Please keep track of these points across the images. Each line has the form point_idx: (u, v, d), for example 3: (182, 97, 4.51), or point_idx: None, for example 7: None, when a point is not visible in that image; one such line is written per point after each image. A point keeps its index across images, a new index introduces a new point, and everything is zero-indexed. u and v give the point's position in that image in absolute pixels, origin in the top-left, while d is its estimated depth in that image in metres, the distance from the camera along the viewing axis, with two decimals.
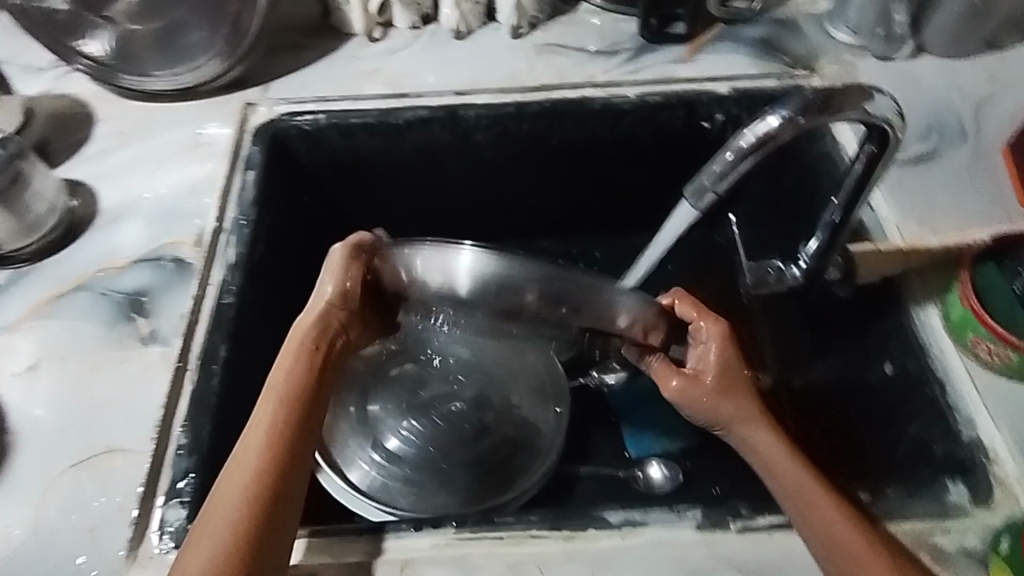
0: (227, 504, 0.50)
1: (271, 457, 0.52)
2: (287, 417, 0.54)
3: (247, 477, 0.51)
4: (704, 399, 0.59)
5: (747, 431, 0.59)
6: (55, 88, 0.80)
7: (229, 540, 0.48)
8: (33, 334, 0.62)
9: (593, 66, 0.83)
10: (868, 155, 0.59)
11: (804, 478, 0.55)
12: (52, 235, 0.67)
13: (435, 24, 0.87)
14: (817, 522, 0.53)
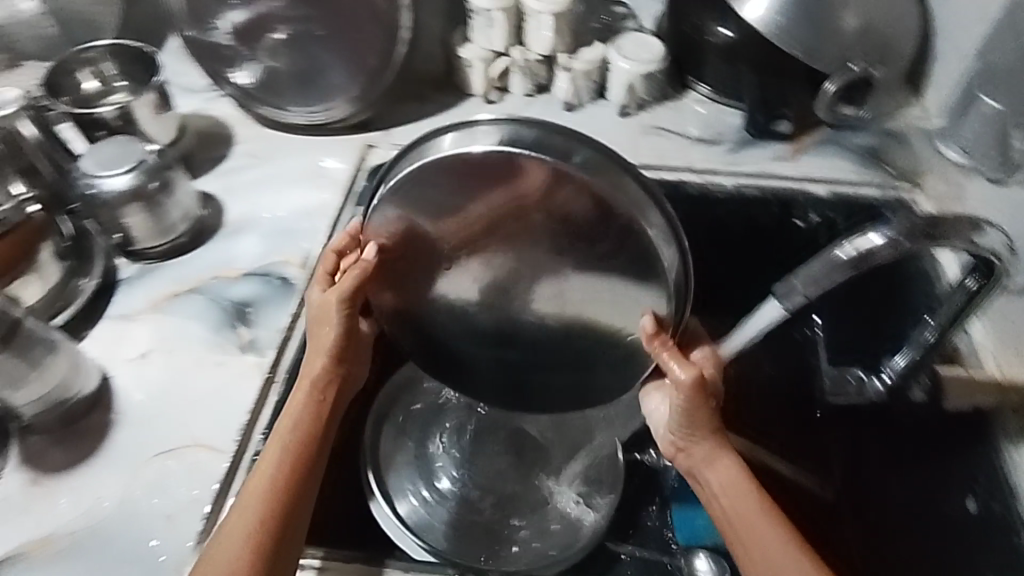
0: (247, 532, 0.53)
1: (290, 469, 0.57)
2: (317, 423, 0.60)
3: (261, 500, 0.54)
4: (682, 420, 0.60)
5: (717, 467, 0.59)
6: (205, 109, 0.89)
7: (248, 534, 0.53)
8: (148, 325, 0.68)
9: (693, 153, 0.86)
10: (971, 287, 0.58)
11: (774, 522, 0.56)
12: (181, 239, 0.74)
13: (549, 94, 0.92)
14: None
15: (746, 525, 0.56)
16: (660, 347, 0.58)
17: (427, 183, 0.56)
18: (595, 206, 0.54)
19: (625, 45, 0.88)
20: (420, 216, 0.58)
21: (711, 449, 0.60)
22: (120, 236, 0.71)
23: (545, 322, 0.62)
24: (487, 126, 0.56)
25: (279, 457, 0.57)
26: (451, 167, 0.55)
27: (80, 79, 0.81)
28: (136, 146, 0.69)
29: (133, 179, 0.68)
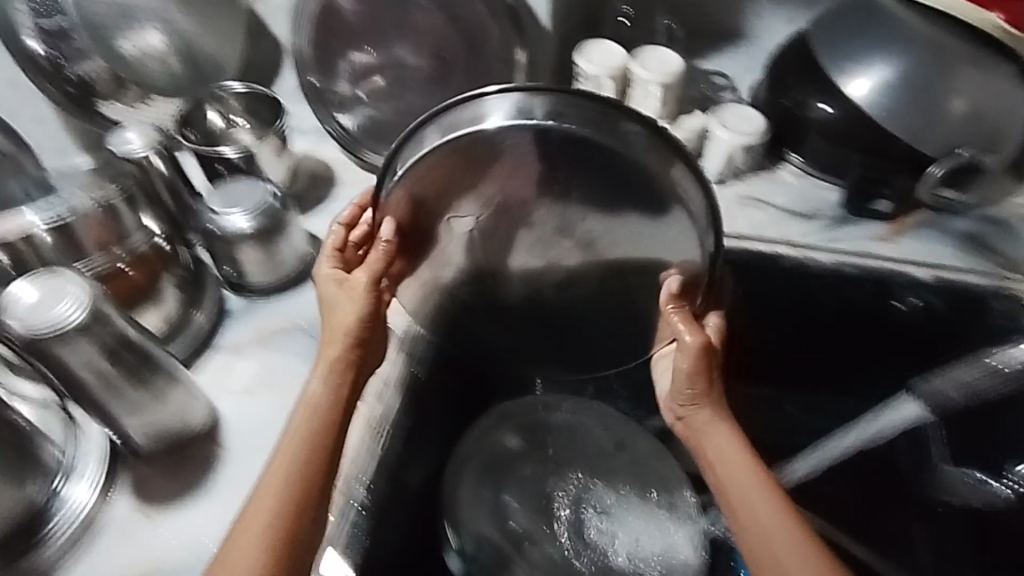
0: (269, 513, 0.54)
1: (312, 444, 0.58)
2: (335, 401, 0.61)
3: (283, 487, 0.55)
4: (683, 389, 0.64)
5: (714, 436, 0.63)
6: (313, 150, 0.93)
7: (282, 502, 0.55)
8: (256, 359, 0.70)
9: (791, 226, 0.85)
10: None
11: (764, 488, 0.59)
12: (288, 274, 0.75)
13: None
14: (772, 538, 0.56)
15: (737, 491, 0.59)
16: (674, 311, 0.65)
17: (441, 161, 0.61)
18: (617, 163, 0.60)
19: (726, 114, 0.89)
20: (443, 187, 0.63)
21: (707, 418, 0.64)
22: (233, 269, 0.73)
23: (570, 275, 0.70)
24: (496, 96, 0.60)
25: (301, 441, 0.58)
26: (465, 143, 0.60)
27: (207, 114, 0.84)
28: (261, 188, 0.71)
29: (248, 222, 0.69)
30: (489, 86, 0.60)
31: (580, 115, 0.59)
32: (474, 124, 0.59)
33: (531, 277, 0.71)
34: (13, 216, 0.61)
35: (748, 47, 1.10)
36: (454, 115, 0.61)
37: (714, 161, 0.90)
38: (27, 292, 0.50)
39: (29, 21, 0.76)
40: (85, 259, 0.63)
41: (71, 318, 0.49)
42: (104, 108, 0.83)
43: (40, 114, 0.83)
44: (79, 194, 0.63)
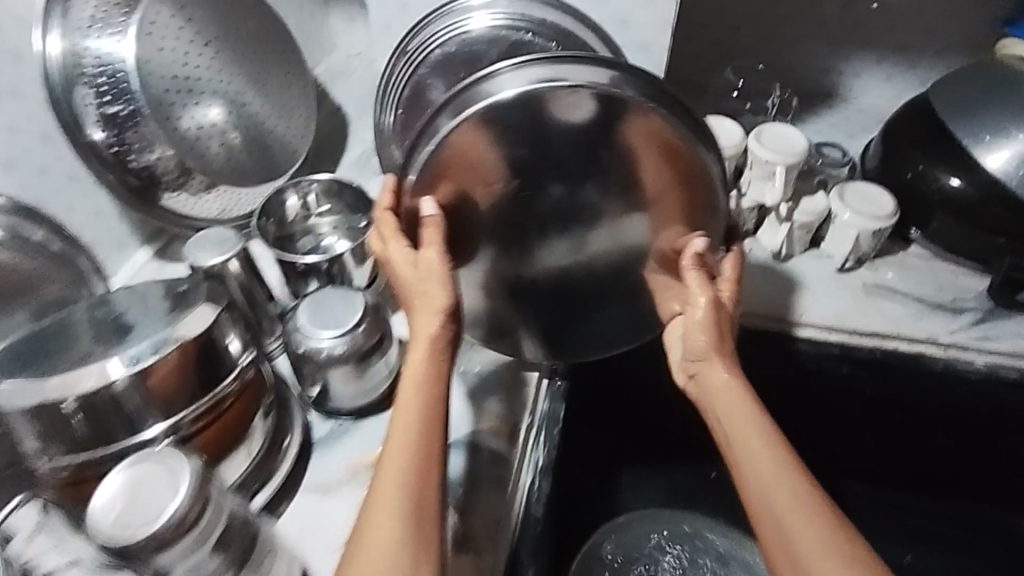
0: (393, 501, 0.44)
1: (424, 430, 0.48)
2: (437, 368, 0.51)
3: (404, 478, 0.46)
4: (695, 342, 0.56)
5: (725, 392, 0.53)
6: None
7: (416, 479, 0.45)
8: (354, 500, 0.61)
9: (935, 321, 0.76)
10: None
11: (774, 445, 0.48)
12: (383, 394, 0.67)
13: (753, 239, 0.83)
14: (776, 497, 0.45)
15: (743, 448, 0.49)
16: (694, 269, 0.57)
17: (461, 145, 0.54)
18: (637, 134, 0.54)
19: (852, 195, 0.80)
20: (471, 168, 0.55)
21: (719, 373, 0.54)
22: (315, 393, 0.65)
23: (601, 248, 0.59)
24: (511, 70, 0.53)
25: (411, 427, 0.48)
26: (484, 120, 0.53)
27: (283, 202, 0.75)
28: (356, 300, 0.62)
29: (337, 344, 0.60)
30: (501, 64, 0.55)
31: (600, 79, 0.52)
32: (490, 96, 0.52)
33: (572, 270, 0.61)
34: (98, 365, 0.49)
35: (847, 110, 1.02)
36: (463, 94, 0.54)
37: (837, 247, 0.81)
38: (112, 484, 0.44)
39: (93, 108, 0.66)
40: (179, 411, 0.53)
41: (169, 511, 0.42)
42: (168, 200, 0.75)
43: (100, 207, 0.75)
44: (178, 339, 0.52)
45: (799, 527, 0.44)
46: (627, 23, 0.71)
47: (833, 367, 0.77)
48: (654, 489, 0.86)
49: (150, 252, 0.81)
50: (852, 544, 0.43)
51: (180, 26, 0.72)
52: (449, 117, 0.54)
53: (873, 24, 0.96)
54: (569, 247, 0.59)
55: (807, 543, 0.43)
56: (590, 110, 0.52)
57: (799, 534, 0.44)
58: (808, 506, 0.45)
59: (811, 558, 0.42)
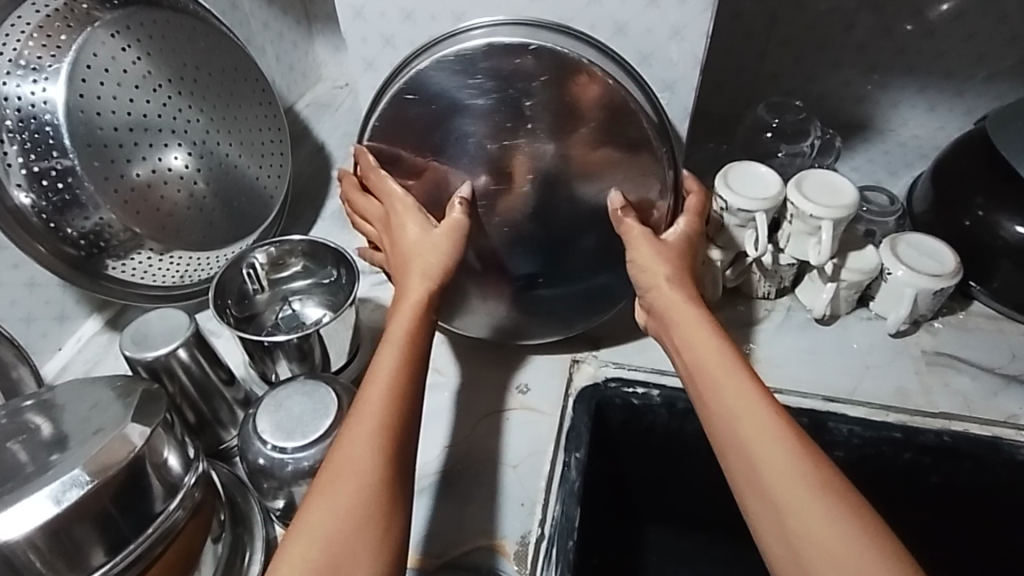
0: (356, 461, 0.44)
1: (395, 384, 0.48)
2: (418, 318, 0.51)
3: (373, 426, 0.45)
4: (651, 272, 0.55)
5: (689, 323, 0.51)
6: (373, 297, 0.74)
7: (383, 413, 0.46)
8: None
9: (1009, 399, 0.65)
10: None
11: (742, 375, 0.47)
12: None
13: (790, 296, 0.74)
14: (744, 433, 0.45)
15: (710, 380, 0.48)
16: (628, 219, 0.57)
17: (422, 93, 0.57)
18: (598, 88, 0.56)
19: (906, 249, 0.69)
20: (438, 119, 0.57)
21: (683, 304, 0.52)
22: (279, 506, 0.53)
23: (548, 205, 0.59)
24: (481, 30, 0.57)
25: (386, 381, 0.47)
26: (448, 68, 0.56)
27: (243, 272, 0.65)
28: (326, 396, 0.52)
29: (306, 457, 0.50)
30: (473, 25, 0.58)
31: (561, 41, 0.56)
32: (454, 50, 0.56)
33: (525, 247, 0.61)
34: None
35: (885, 143, 0.92)
36: (433, 55, 0.57)
37: (890, 309, 0.70)
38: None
39: (17, 167, 0.57)
40: (100, 568, 0.42)
41: None
42: (114, 269, 0.65)
43: (37, 277, 0.65)
44: (89, 479, 0.41)
45: (769, 460, 0.44)
46: (650, 57, 0.61)
47: (893, 453, 0.64)
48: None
49: (100, 323, 0.72)
50: (822, 474, 0.43)
51: (126, 68, 0.62)
52: (416, 68, 0.57)
53: (918, 48, 0.86)
54: (517, 205, 0.59)
55: (776, 473, 0.43)
56: (548, 65, 0.55)
57: (769, 467, 0.43)
58: (777, 435, 0.44)
59: (779, 487, 0.43)
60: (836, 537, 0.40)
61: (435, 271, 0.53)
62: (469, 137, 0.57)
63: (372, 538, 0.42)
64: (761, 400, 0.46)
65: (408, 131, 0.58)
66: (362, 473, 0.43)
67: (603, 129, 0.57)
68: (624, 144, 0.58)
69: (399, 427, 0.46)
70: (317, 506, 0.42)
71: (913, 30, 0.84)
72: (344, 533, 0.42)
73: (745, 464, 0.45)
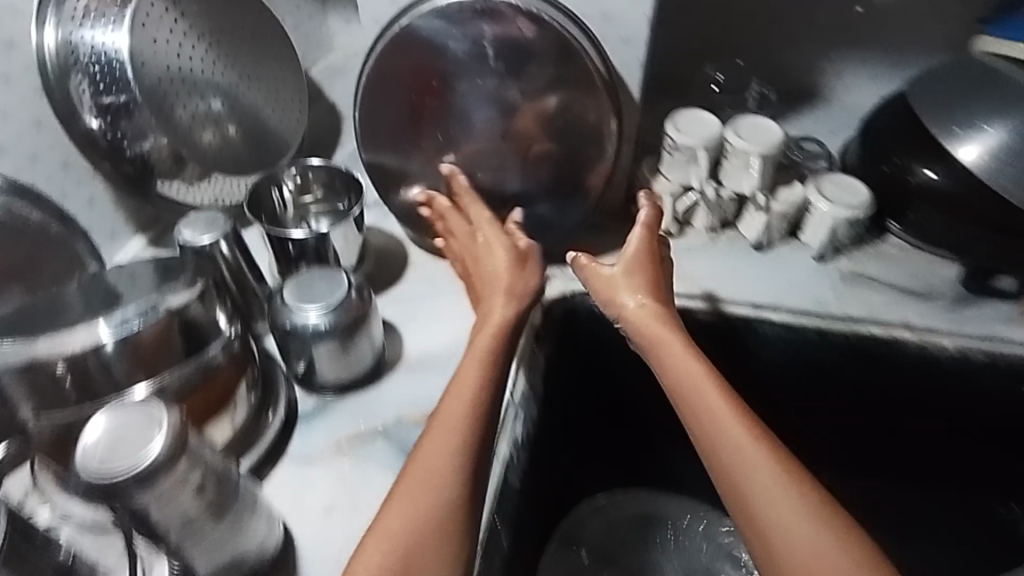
0: (443, 460, 0.55)
1: (477, 402, 0.58)
2: (505, 332, 0.64)
3: (456, 434, 0.56)
4: (646, 316, 0.65)
5: (688, 379, 0.61)
6: (377, 225, 0.87)
7: (463, 422, 0.57)
8: (334, 472, 0.63)
9: (908, 308, 0.78)
10: None
11: (741, 427, 0.57)
12: (363, 372, 0.69)
13: (733, 229, 0.86)
14: (728, 450, 0.56)
15: (711, 433, 0.58)
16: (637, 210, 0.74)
17: (416, 36, 0.71)
18: (554, 37, 0.70)
19: (826, 184, 0.82)
20: (431, 59, 0.72)
21: (670, 338, 0.63)
22: (301, 368, 0.67)
23: (512, 128, 0.75)
24: None
25: (466, 397, 0.58)
26: (438, 17, 0.70)
27: (272, 192, 0.78)
28: (340, 279, 0.65)
29: (322, 319, 0.63)
30: None
31: None
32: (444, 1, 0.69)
33: (490, 158, 0.78)
34: (86, 328, 0.52)
35: (831, 108, 1.04)
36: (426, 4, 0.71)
37: (815, 237, 0.83)
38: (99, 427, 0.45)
39: (89, 96, 0.70)
40: (160, 373, 0.55)
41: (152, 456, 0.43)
42: (162, 187, 0.78)
43: (95, 195, 0.78)
44: (164, 309, 0.55)
45: (752, 471, 0.55)
46: (610, 15, 0.72)
47: (810, 353, 0.79)
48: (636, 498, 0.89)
49: (145, 240, 0.84)
50: (799, 488, 0.54)
51: (171, 25, 0.75)
52: (411, 13, 0.71)
53: (858, 24, 0.98)
54: (486, 127, 0.75)
55: (761, 483, 0.54)
56: (515, 19, 0.69)
57: (752, 477, 0.55)
58: (772, 480, 0.54)
59: (777, 526, 0.52)
60: (810, 536, 0.51)
61: (518, 293, 0.67)
62: (447, 70, 0.72)
63: (450, 530, 0.52)
64: (750, 439, 0.56)
65: (406, 66, 0.73)
66: (449, 471, 0.54)
67: (559, 70, 0.72)
68: (577, 82, 0.73)
69: (477, 440, 0.57)
70: (399, 499, 0.53)
71: (859, 11, 0.98)
72: (427, 522, 0.52)
73: (745, 506, 0.54)
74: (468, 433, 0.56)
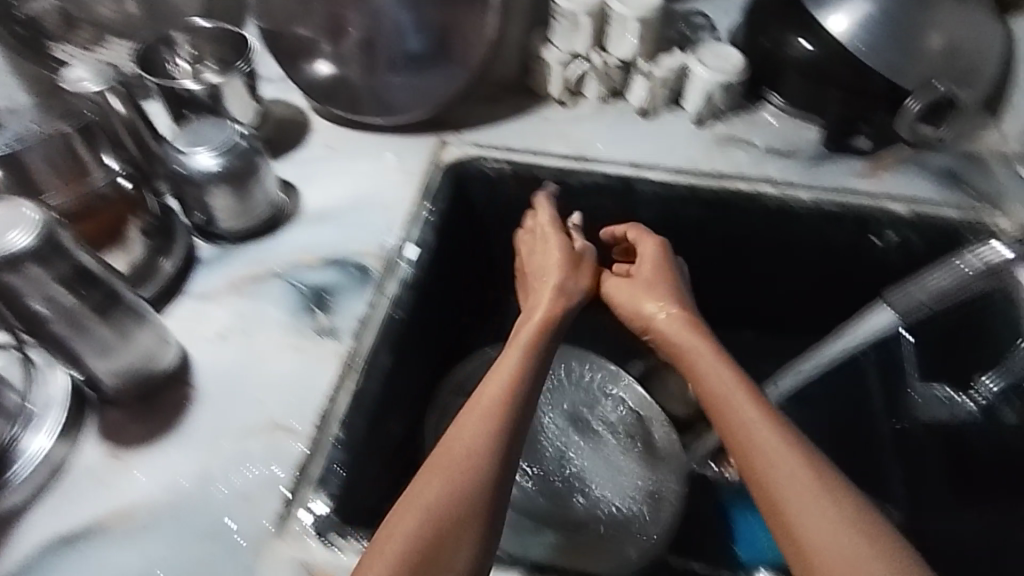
0: (470, 448, 0.55)
1: (513, 397, 0.59)
2: (544, 332, 0.68)
3: (490, 424, 0.57)
4: (669, 321, 0.68)
5: (711, 374, 0.61)
6: (280, 96, 0.90)
7: (500, 412, 0.58)
8: (232, 306, 0.69)
9: (770, 165, 0.85)
10: None
11: (771, 422, 0.55)
12: (260, 222, 0.74)
13: (622, 99, 0.92)
14: (757, 447, 0.54)
15: (735, 423, 0.56)
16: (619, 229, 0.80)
17: None
18: None
19: (706, 53, 0.87)
20: None
21: (702, 345, 0.64)
22: (201, 215, 0.72)
23: None
24: None
25: (504, 394, 0.59)
26: None
27: (165, 54, 0.78)
28: (228, 127, 0.69)
29: (216, 162, 0.67)
30: None
31: None
32: None
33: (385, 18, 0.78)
34: None
35: None
36: None
37: (693, 102, 0.89)
38: None
39: None
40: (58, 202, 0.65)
41: (19, 243, 0.48)
42: (57, 51, 0.81)
43: None
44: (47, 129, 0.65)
45: (776, 469, 0.52)
46: None
47: (683, 208, 0.85)
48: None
49: None
50: (828, 487, 0.50)
51: None
52: None
53: None
54: None
55: (789, 478, 0.51)
56: None
57: (777, 473, 0.52)
58: (800, 472, 0.51)
59: (804, 517, 0.49)
60: (834, 530, 0.48)
61: (562, 302, 0.72)
62: None
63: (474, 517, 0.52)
64: (778, 435, 0.54)
65: None
66: (475, 459, 0.54)
67: None
68: None
69: (506, 429, 0.57)
70: (429, 471, 0.54)
71: None
72: (440, 503, 0.52)
73: (775, 504, 0.51)
74: (496, 421, 0.57)
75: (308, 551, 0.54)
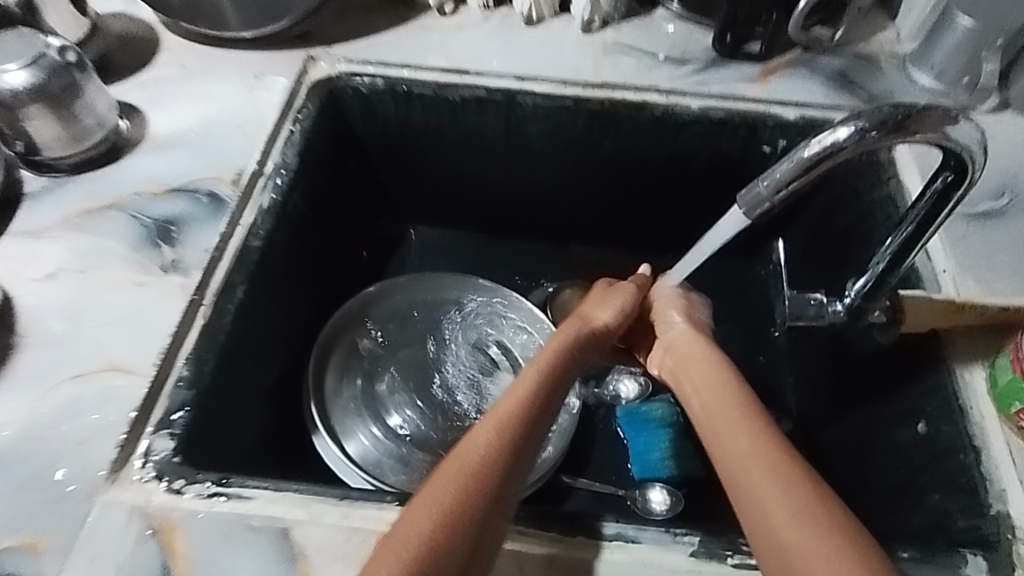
0: (486, 449, 0.48)
1: (530, 403, 0.52)
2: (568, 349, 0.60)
3: (500, 439, 0.49)
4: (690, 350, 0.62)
5: (715, 393, 0.56)
6: (125, 13, 0.81)
7: (513, 425, 0.50)
8: (66, 243, 0.63)
9: (659, 73, 0.81)
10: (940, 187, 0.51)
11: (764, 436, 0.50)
12: (95, 151, 0.67)
13: (507, 6, 0.86)
14: (750, 465, 0.48)
15: (732, 437, 0.51)
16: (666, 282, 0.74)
17: None
18: None
19: None
20: None
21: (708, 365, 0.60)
22: (20, 143, 0.65)
23: None
24: None
25: (521, 396, 0.53)
26: None
27: None
28: (37, 41, 0.63)
29: (26, 78, 0.61)
30: None
31: None
32: None
33: None
34: None
35: None
36: None
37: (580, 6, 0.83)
38: None
39: None
40: None
41: None
42: None
43: None
44: None
45: (769, 491, 0.46)
46: None
47: (570, 121, 0.80)
48: (413, 284, 0.86)
49: None
50: (818, 500, 0.44)
51: None
52: None
53: None
54: None
55: (781, 487, 0.45)
56: None
57: (765, 498, 0.45)
58: (787, 480, 0.46)
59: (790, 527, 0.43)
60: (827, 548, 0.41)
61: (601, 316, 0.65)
62: None
63: (471, 527, 0.44)
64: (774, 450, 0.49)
65: None
66: (489, 464, 0.47)
67: None
68: None
69: (519, 431, 0.50)
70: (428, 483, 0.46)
71: None
72: (430, 517, 0.43)
73: (761, 518, 0.45)
74: (506, 438, 0.49)
75: (145, 496, 0.50)
